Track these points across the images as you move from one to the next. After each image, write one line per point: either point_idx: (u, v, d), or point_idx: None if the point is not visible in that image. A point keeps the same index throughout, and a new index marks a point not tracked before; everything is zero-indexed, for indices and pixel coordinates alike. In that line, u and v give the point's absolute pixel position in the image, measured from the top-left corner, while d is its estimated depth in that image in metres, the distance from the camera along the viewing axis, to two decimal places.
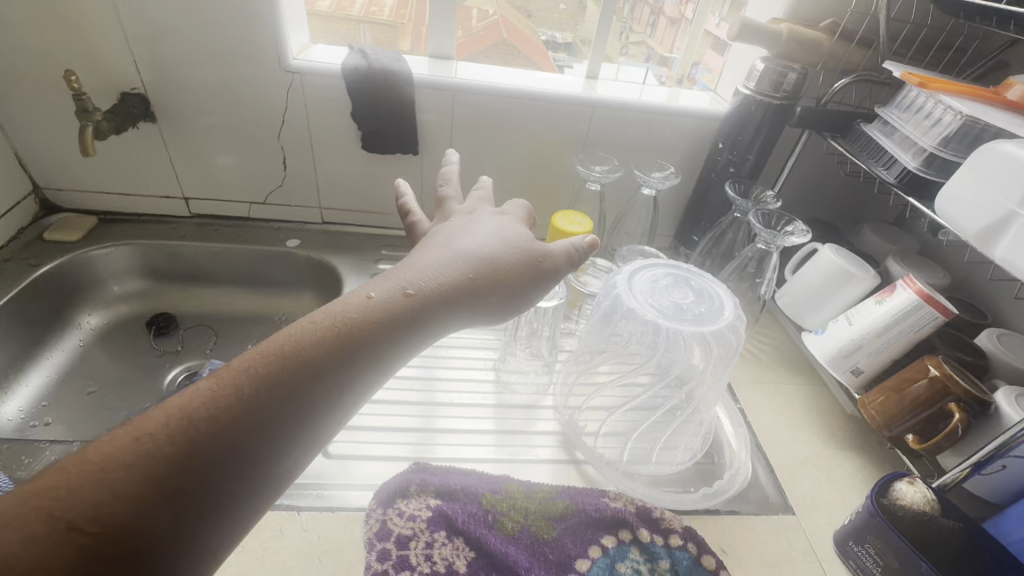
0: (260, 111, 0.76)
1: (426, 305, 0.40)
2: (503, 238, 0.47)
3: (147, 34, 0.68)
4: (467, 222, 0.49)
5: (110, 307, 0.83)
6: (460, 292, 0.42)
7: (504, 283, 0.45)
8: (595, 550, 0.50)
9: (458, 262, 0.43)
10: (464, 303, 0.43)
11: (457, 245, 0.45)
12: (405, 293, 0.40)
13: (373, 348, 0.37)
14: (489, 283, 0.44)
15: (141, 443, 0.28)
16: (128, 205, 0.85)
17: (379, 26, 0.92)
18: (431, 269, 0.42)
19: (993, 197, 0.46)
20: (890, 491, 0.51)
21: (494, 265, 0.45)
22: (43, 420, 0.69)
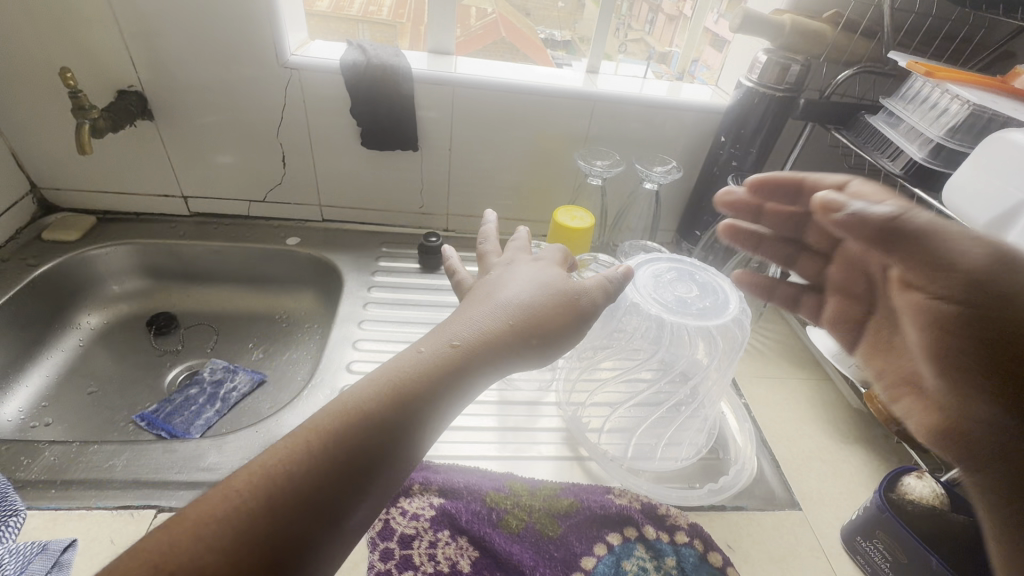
0: (258, 108, 0.76)
1: (474, 356, 0.39)
2: (547, 280, 0.45)
3: (144, 32, 0.68)
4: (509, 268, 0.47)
5: (109, 307, 0.82)
6: (508, 338, 0.41)
7: (551, 325, 0.43)
8: (600, 547, 0.50)
9: (503, 310, 0.42)
10: (514, 348, 0.41)
11: (500, 291, 0.44)
12: (454, 345, 0.39)
13: (426, 405, 0.36)
14: (535, 325, 0.42)
15: (214, 519, 0.30)
16: (127, 204, 0.84)
17: (379, 26, 0.90)
18: (477, 319, 0.41)
19: (1003, 185, 0.46)
20: (897, 486, 0.51)
21: (540, 309, 0.43)
22: (43, 421, 0.68)
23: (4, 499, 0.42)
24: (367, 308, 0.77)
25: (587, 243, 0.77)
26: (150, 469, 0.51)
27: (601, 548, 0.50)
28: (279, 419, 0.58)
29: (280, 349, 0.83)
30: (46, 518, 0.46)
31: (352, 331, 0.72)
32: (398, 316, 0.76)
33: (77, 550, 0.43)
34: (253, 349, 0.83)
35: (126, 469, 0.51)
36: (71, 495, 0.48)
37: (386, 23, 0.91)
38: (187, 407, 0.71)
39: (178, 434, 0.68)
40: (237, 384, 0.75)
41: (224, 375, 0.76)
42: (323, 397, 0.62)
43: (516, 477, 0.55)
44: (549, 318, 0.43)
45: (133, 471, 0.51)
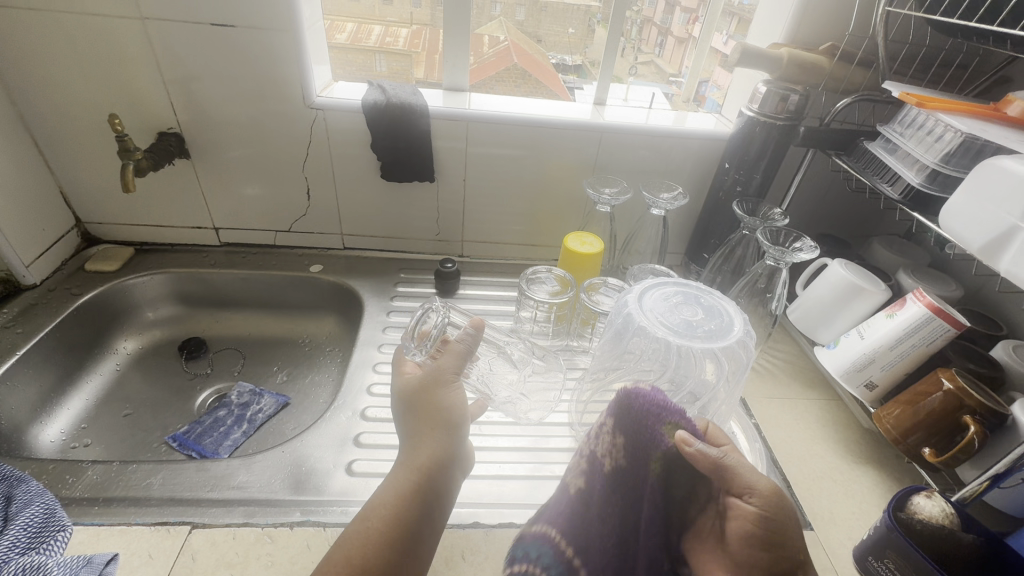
0: (284, 144, 0.81)
1: (430, 457, 0.48)
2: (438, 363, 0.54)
3: (182, 78, 0.74)
4: (396, 383, 0.54)
5: (144, 332, 0.87)
6: (442, 435, 0.50)
7: (460, 393, 0.53)
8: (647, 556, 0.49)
9: (417, 415, 0.51)
10: (452, 434, 0.50)
11: (402, 402, 0.52)
12: (418, 443, 0.49)
13: (410, 527, 0.44)
14: (453, 406, 0.52)
15: None
16: (163, 235, 0.90)
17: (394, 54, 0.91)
18: (405, 437, 0.50)
19: (996, 212, 0.47)
20: (907, 505, 0.50)
21: (439, 390, 0.52)
22: (83, 441, 0.72)
23: (54, 515, 0.47)
24: (387, 332, 0.80)
25: (596, 267, 0.79)
26: (185, 487, 0.54)
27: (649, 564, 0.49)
28: (303, 439, 0.61)
29: (303, 372, 0.86)
30: (89, 533, 0.49)
31: (372, 355, 0.75)
32: None
33: (118, 563, 0.46)
34: (277, 372, 0.87)
35: (162, 487, 0.54)
36: (112, 511, 0.51)
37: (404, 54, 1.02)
38: (216, 428, 0.74)
39: (208, 454, 0.71)
40: (263, 406, 0.79)
41: (250, 399, 0.80)
42: (344, 418, 0.65)
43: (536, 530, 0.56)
44: (456, 390, 0.53)
45: (170, 490, 0.54)
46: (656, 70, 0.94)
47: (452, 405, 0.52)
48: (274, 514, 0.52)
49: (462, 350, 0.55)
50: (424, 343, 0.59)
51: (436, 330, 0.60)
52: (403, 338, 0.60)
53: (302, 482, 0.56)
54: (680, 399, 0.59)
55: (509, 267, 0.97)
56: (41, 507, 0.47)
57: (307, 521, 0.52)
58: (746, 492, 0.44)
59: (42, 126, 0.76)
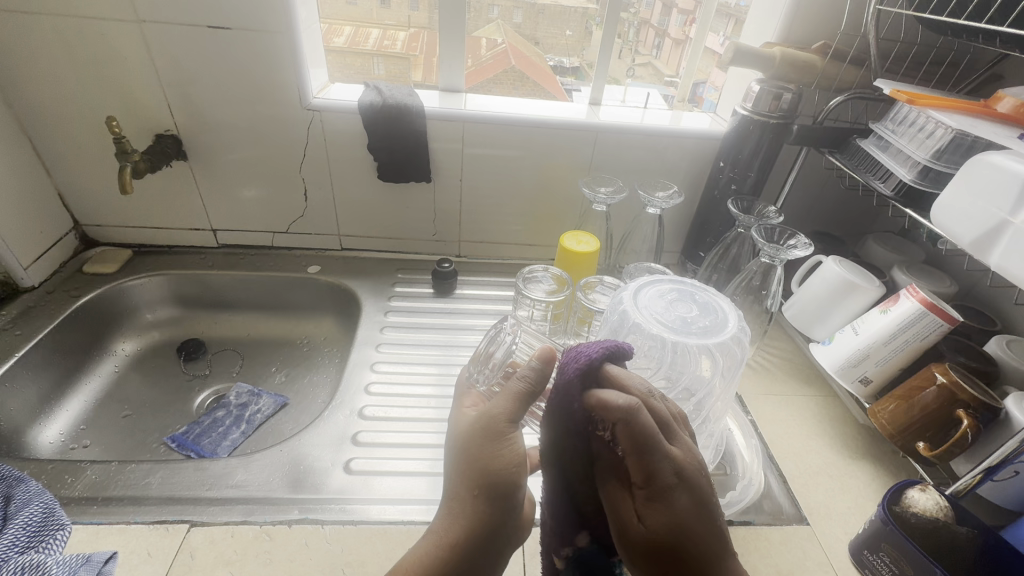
0: (281, 145, 0.81)
1: (469, 529, 0.42)
2: (504, 399, 0.43)
3: (179, 80, 0.74)
4: (454, 419, 0.47)
5: (142, 334, 0.88)
6: (487, 504, 0.42)
7: (519, 448, 0.42)
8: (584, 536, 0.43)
9: (461, 474, 0.42)
10: (499, 503, 0.42)
11: (452, 449, 0.44)
12: (468, 496, 0.42)
13: None
14: (502, 466, 0.42)
15: None
16: (161, 237, 0.90)
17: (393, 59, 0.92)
18: (446, 498, 0.43)
19: (985, 207, 0.48)
20: (902, 499, 0.51)
21: (491, 446, 0.42)
22: (82, 443, 0.72)
23: (53, 514, 0.47)
24: (384, 332, 0.80)
25: (592, 266, 0.80)
26: (183, 486, 0.54)
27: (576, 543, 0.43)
28: (301, 438, 0.62)
29: (302, 372, 0.86)
30: (88, 532, 0.49)
31: (370, 355, 0.76)
32: (412, 339, 0.79)
33: (117, 561, 0.46)
34: (276, 372, 0.87)
35: (161, 486, 0.54)
36: (111, 510, 0.52)
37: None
38: (214, 429, 0.75)
39: (206, 454, 0.71)
40: (261, 407, 0.79)
41: (249, 399, 0.80)
42: (342, 417, 0.65)
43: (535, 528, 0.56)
44: (514, 445, 0.42)
45: (168, 489, 0.54)
46: (653, 71, 0.96)
47: (505, 465, 0.42)
48: (273, 513, 0.52)
49: (526, 386, 0.42)
50: (489, 366, 0.53)
51: (502, 353, 0.53)
52: (470, 361, 0.55)
53: (300, 480, 0.57)
54: (675, 395, 0.58)
55: (506, 267, 0.97)
56: (40, 506, 0.47)
57: (305, 519, 0.52)
58: (649, 493, 0.35)
59: (40, 129, 0.76)
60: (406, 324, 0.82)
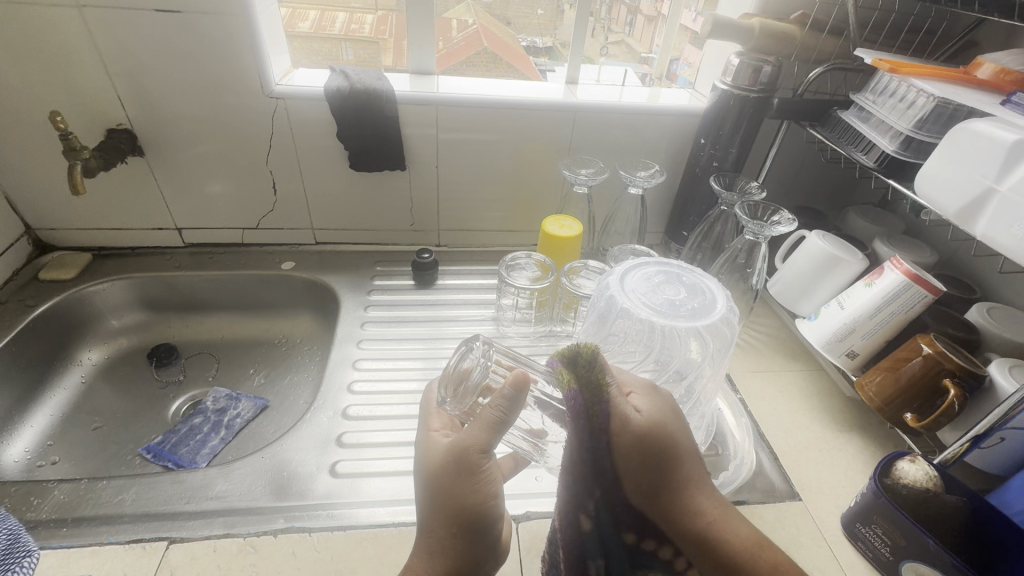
0: (244, 137, 0.77)
1: (450, 564, 0.43)
2: (487, 430, 0.44)
3: (128, 70, 0.69)
4: (424, 445, 0.47)
5: (109, 342, 0.83)
6: (466, 538, 0.43)
7: (493, 478, 0.45)
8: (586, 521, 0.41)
9: (437, 510, 0.43)
10: (478, 531, 0.44)
11: (426, 481, 0.45)
12: (451, 529, 0.43)
13: None
14: (481, 499, 0.43)
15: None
16: (122, 239, 0.85)
17: (360, 44, 0.95)
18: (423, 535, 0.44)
19: (969, 175, 0.47)
20: (892, 471, 0.51)
21: (466, 481, 0.43)
22: (50, 459, 0.69)
23: (18, 540, 0.44)
24: (365, 328, 0.77)
25: (576, 250, 0.78)
26: (159, 500, 0.52)
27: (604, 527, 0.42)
28: (283, 443, 0.59)
29: (281, 373, 0.83)
30: (59, 556, 0.46)
31: (351, 352, 0.73)
32: (395, 333, 0.77)
33: None
34: (254, 374, 0.84)
35: (136, 502, 0.52)
36: (83, 531, 0.49)
37: (369, 40, 0.98)
38: (192, 437, 0.72)
39: (185, 464, 0.69)
40: (240, 411, 0.76)
41: (227, 403, 0.77)
42: (325, 419, 0.63)
43: (530, 521, 0.55)
44: (488, 477, 0.44)
45: (144, 505, 0.52)
46: (627, 49, 0.95)
47: (485, 498, 0.43)
48: (257, 523, 0.50)
49: (499, 419, 0.44)
50: (461, 387, 0.50)
51: (478, 375, 0.50)
52: (441, 380, 0.51)
53: (284, 487, 0.54)
54: (667, 377, 0.58)
55: (487, 255, 0.95)
56: (4, 531, 0.44)
57: (291, 527, 0.50)
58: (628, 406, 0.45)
59: None
60: (387, 318, 0.79)
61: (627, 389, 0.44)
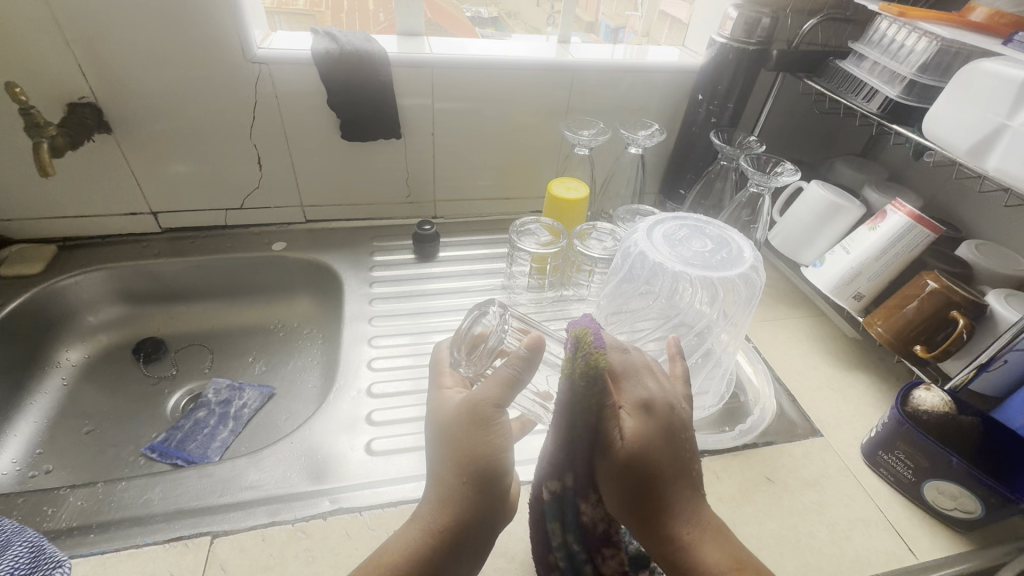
0: (222, 108, 0.71)
1: (460, 515, 0.41)
2: (501, 383, 0.43)
3: (86, 36, 0.62)
4: (436, 401, 0.45)
5: (87, 340, 0.77)
6: (476, 491, 0.41)
7: (506, 433, 0.42)
8: (569, 479, 0.44)
9: (448, 460, 0.41)
10: (491, 486, 0.41)
11: (437, 432, 0.43)
12: (460, 478, 0.41)
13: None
14: (494, 453, 0.41)
15: (405, 535, 0.41)
16: (89, 227, 0.78)
17: (295, 17, 0.80)
18: (433, 481, 0.42)
19: (980, 114, 0.49)
20: (910, 400, 0.54)
21: (479, 432, 0.41)
22: (42, 468, 0.63)
23: (43, 552, 0.41)
24: (374, 305, 0.75)
25: (584, 212, 0.78)
26: (189, 496, 0.49)
27: (587, 504, 0.44)
28: (310, 427, 0.57)
29: (283, 359, 0.80)
30: (92, 564, 0.43)
31: (364, 329, 0.71)
32: (407, 308, 0.75)
33: None
34: (254, 362, 0.80)
35: (164, 501, 0.49)
36: (112, 536, 0.46)
37: (304, 13, 0.81)
38: (199, 431, 0.68)
39: (196, 459, 0.65)
40: (247, 401, 0.72)
41: (230, 394, 0.73)
42: (349, 399, 0.61)
43: None
44: (500, 430, 0.42)
45: (173, 502, 0.49)
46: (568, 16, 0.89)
47: (498, 450, 0.41)
48: (301, 507, 0.49)
49: (511, 375, 0.43)
50: (476, 350, 0.51)
51: (493, 340, 0.52)
52: (454, 340, 0.52)
53: (321, 470, 0.52)
54: (672, 325, 0.61)
55: (485, 224, 0.93)
56: (26, 544, 0.40)
57: (339, 509, 0.49)
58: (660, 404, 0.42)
59: None
60: (395, 294, 0.77)
61: (651, 372, 0.43)
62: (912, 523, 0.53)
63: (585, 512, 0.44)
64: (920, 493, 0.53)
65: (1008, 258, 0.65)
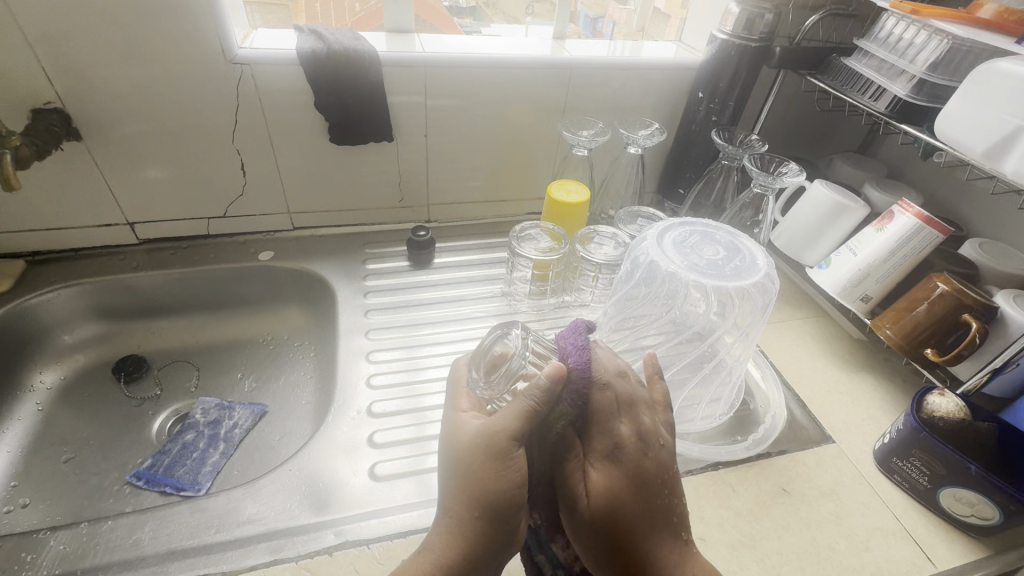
0: (201, 111, 0.67)
1: (470, 555, 0.38)
2: (522, 415, 0.39)
3: (49, 36, 0.57)
4: (451, 426, 0.43)
5: (63, 360, 0.72)
6: (490, 530, 0.38)
7: (524, 467, 0.39)
8: (539, 518, 0.43)
9: (462, 490, 0.39)
10: (505, 523, 0.38)
11: (452, 460, 0.40)
12: (473, 513, 0.38)
13: None
14: (510, 489, 0.38)
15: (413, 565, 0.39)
16: (60, 240, 0.73)
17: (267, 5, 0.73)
18: (444, 516, 0.39)
19: (996, 115, 0.48)
20: (925, 406, 0.54)
21: (496, 465, 0.38)
22: (18, 502, 0.59)
23: None
24: (370, 316, 0.71)
25: (585, 215, 0.75)
26: (183, 535, 0.46)
27: (559, 545, 0.44)
28: (308, 452, 0.54)
29: (274, 375, 0.76)
30: None
31: (360, 343, 0.68)
32: (404, 319, 0.72)
33: None
34: (243, 379, 0.76)
35: (155, 541, 0.46)
36: None
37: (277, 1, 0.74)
38: (188, 455, 0.65)
39: (186, 487, 0.61)
40: (237, 421, 0.69)
41: (220, 414, 0.70)
42: (348, 420, 0.58)
43: None
44: (517, 465, 0.39)
45: (164, 542, 0.46)
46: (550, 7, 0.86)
47: (515, 486, 0.38)
48: (304, 542, 0.46)
49: (532, 406, 0.39)
50: (496, 372, 0.45)
51: (516, 362, 0.44)
52: (471, 357, 0.46)
53: (323, 499, 0.50)
54: (684, 337, 0.59)
55: (480, 227, 0.90)
56: None
57: (345, 543, 0.46)
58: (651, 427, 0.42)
59: None
60: (391, 304, 0.74)
61: (631, 410, 0.42)
62: (928, 530, 0.52)
63: (559, 549, 0.44)
64: (935, 500, 0.53)
65: (1012, 257, 0.65)
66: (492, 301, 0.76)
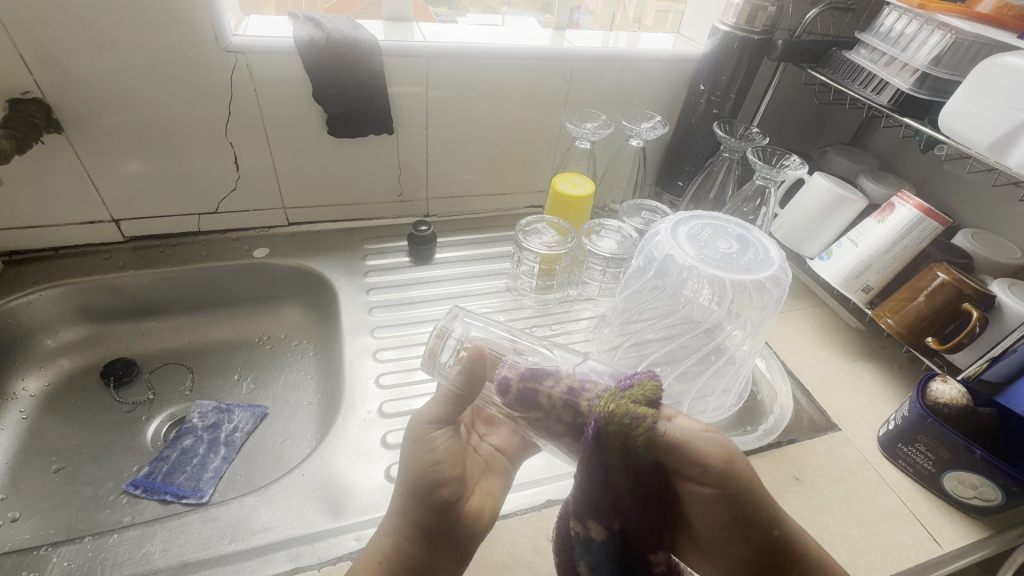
0: (191, 100, 0.63)
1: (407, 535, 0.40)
2: (438, 400, 0.44)
3: (28, 21, 0.53)
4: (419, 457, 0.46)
5: (46, 365, 0.69)
6: (418, 509, 0.40)
7: (445, 445, 0.43)
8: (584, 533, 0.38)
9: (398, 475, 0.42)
10: (431, 497, 0.41)
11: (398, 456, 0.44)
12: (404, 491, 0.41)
13: None
14: (429, 462, 0.41)
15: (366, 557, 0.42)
16: (39, 239, 0.69)
17: None
18: (394, 513, 0.41)
19: (999, 110, 0.50)
20: (929, 393, 0.55)
21: (415, 446, 0.42)
22: (7, 516, 0.56)
23: None
24: (373, 314, 0.70)
25: (588, 209, 0.75)
26: (195, 547, 0.45)
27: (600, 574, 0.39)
28: (320, 457, 0.53)
29: (273, 375, 0.74)
30: None
31: (366, 342, 0.66)
32: (409, 316, 0.70)
33: None
34: (240, 380, 0.73)
35: (166, 554, 0.44)
36: None
37: None
38: (187, 461, 0.62)
39: (187, 494, 0.59)
40: (237, 424, 0.67)
41: (218, 418, 0.67)
42: (359, 421, 0.56)
43: None
44: (436, 443, 0.42)
45: (175, 554, 0.44)
46: None
47: (432, 458, 0.41)
48: (324, 549, 0.45)
49: (450, 390, 0.43)
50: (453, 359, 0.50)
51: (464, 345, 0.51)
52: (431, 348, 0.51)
53: (340, 504, 0.49)
54: (697, 331, 0.60)
55: (479, 221, 0.89)
56: None
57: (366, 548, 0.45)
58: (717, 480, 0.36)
59: None
60: (394, 301, 0.72)
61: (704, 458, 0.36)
62: (933, 513, 0.54)
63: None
64: (939, 483, 0.54)
65: (1003, 247, 0.67)
66: (496, 296, 0.75)
